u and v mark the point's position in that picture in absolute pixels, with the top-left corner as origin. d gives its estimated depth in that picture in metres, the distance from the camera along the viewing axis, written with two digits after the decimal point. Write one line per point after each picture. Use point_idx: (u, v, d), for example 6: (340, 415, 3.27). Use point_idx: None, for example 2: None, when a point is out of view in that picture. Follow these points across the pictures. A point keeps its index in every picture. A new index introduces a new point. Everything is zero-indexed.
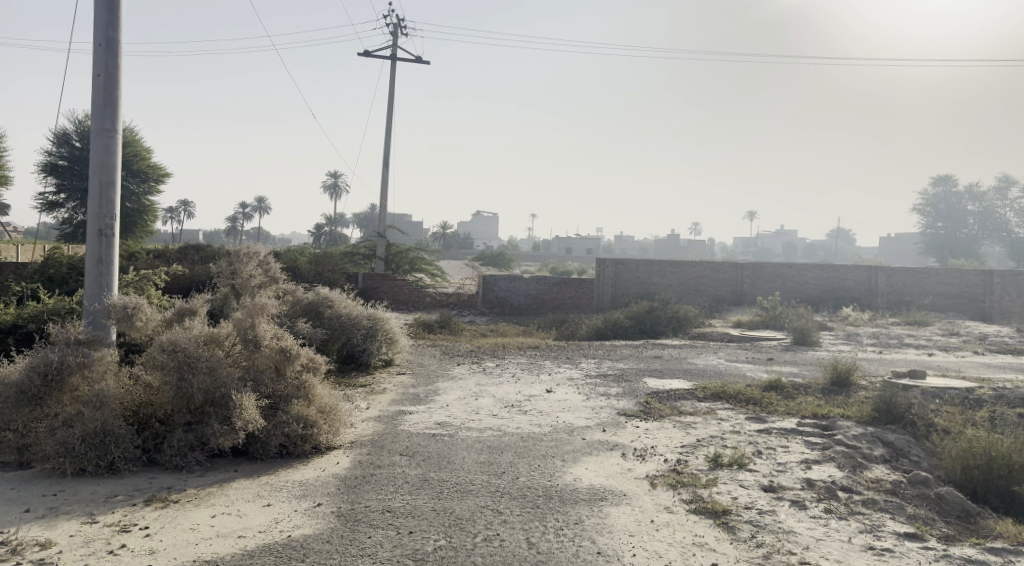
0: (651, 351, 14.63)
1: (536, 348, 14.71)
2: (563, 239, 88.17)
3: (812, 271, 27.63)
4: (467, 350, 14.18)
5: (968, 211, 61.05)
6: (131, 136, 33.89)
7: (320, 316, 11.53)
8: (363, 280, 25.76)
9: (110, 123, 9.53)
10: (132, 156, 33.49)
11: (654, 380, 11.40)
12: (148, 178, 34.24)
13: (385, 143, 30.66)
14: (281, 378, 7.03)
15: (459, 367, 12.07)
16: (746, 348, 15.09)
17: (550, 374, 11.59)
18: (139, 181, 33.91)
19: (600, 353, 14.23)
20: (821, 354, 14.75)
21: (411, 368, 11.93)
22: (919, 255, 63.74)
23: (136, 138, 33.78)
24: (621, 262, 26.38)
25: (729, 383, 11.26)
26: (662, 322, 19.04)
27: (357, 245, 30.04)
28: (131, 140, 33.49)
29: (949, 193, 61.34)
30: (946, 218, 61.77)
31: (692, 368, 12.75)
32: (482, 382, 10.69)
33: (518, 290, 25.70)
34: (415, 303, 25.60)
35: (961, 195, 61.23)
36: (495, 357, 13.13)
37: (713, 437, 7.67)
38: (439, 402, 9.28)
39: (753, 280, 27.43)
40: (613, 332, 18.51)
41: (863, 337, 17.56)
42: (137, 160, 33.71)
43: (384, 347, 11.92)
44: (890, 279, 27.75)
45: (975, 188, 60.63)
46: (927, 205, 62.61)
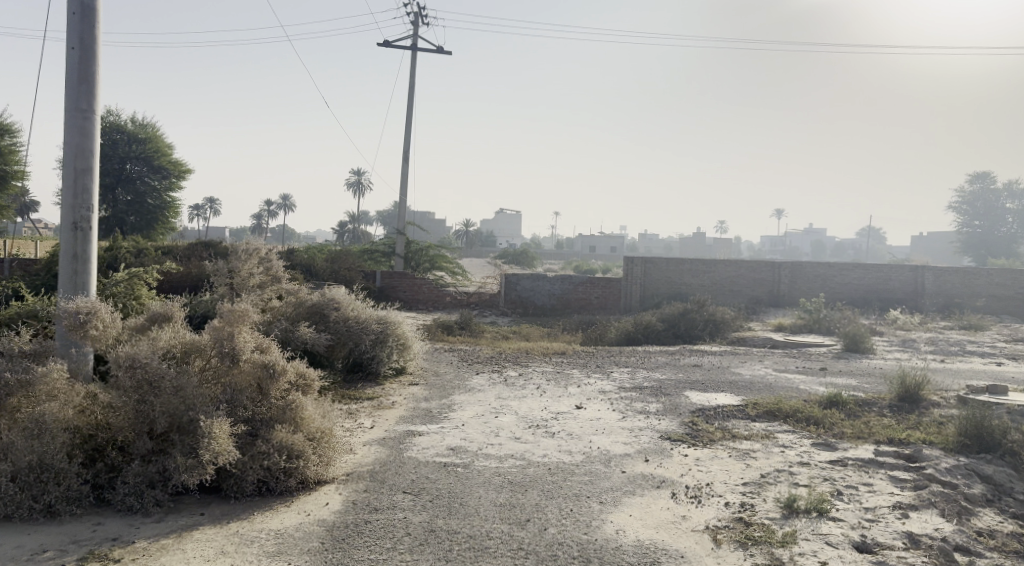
0: (689, 358, 13.35)
1: (563, 355, 13.47)
2: (587, 238, 86.82)
3: (854, 271, 26.09)
4: (488, 356, 13.01)
5: (1007, 209, 58.84)
6: (153, 131, 33.21)
7: (326, 320, 10.39)
8: (381, 278, 24.74)
9: (86, 101, 8.41)
10: (153, 152, 32.82)
11: (697, 394, 10.14)
12: (170, 175, 33.53)
13: (406, 136, 29.59)
14: (263, 399, 5.89)
15: (478, 376, 10.89)
16: (794, 356, 13.77)
17: (579, 386, 10.37)
18: (160, 177, 33.21)
19: (633, 361, 12.99)
20: (877, 364, 13.39)
21: (425, 377, 10.76)
22: (956, 254, 61.61)
23: (158, 134, 33.09)
24: (651, 260, 25.09)
25: (783, 398, 9.97)
26: (698, 324, 17.74)
27: (376, 242, 29.05)
28: (152, 136, 32.79)
29: (986, 191, 59.20)
30: (984, 216, 59.53)
31: (737, 379, 11.46)
32: (504, 395, 9.49)
33: (542, 289, 24.58)
34: (434, 302, 24.59)
35: (1000, 192, 59.06)
36: (518, 365, 11.94)
37: (779, 471, 6.41)
38: (454, 420, 8.10)
39: (791, 280, 25.98)
40: (644, 336, 17.27)
41: (919, 342, 16.15)
42: (157, 156, 33.02)
43: (396, 354, 10.78)
44: (938, 280, 26.17)
45: (1015, 185, 58.41)
46: (963, 203, 60.51)
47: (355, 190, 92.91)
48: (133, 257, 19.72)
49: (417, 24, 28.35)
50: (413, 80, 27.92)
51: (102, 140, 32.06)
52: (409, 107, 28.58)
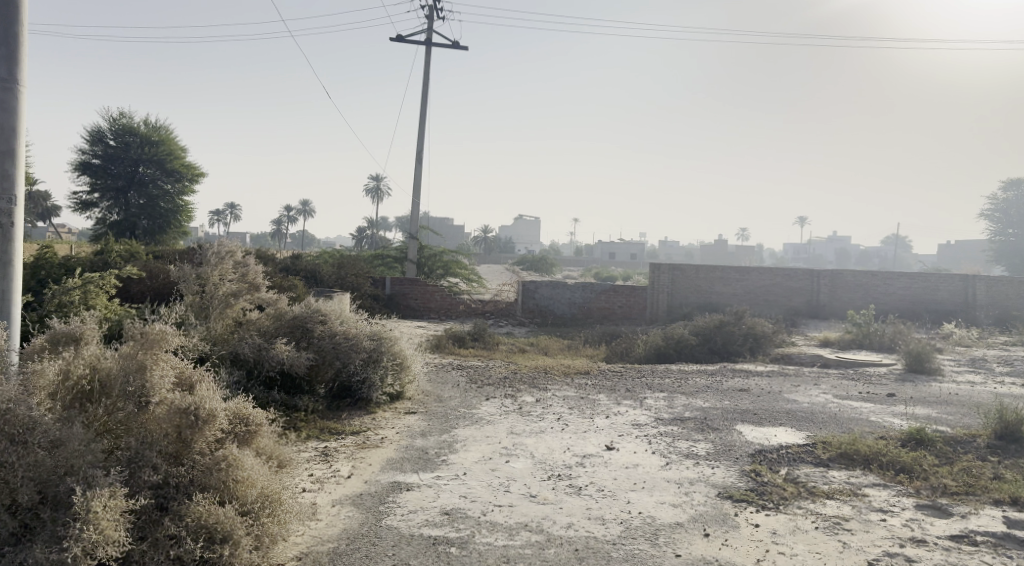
0: (732, 381, 11.59)
1: (587, 375, 11.75)
2: (608, 245, 84.98)
3: (899, 280, 24.17)
4: (501, 376, 11.37)
5: None
6: (167, 134, 31.97)
7: (310, 336, 8.76)
8: (391, 285, 23.13)
9: (4, 68, 5.93)
10: (166, 155, 31.52)
11: (751, 429, 8.40)
12: (182, 178, 32.24)
13: (420, 136, 28.09)
14: (183, 456, 4.36)
15: (488, 403, 9.21)
16: (854, 380, 12.01)
17: (607, 417, 8.66)
18: (172, 180, 31.91)
19: (667, 383, 11.28)
20: (950, 390, 11.59)
21: (425, 404, 9.09)
22: (990, 263, 59.27)
23: (171, 137, 31.81)
24: (679, 267, 23.35)
25: (858, 436, 8.24)
26: (736, 338, 15.98)
27: (388, 247, 27.51)
28: (165, 138, 31.50)
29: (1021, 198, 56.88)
30: (1018, 224, 56.98)
31: (794, 409, 9.70)
32: (517, 430, 7.82)
33: (563, 297, 22.95)
34: (447, 312, 23.11)
35: None
36: (536, 388, 10.29)
37: (890, 558, 4.75)
38: (454, 466, 6.41)
39: (830, 289, 24.09)
40: (676, 352, 15.55)
41: (989, 361, 14.34)
42: (171, 159, 31.71)
43: (392, 375, 9.13)
44: (991, 290, 24.23)
45: None
46: (997, 211, 58.25)
47: (372, 195, 91.75)
48: (124, 261, 18.26)
49: (431, 19, 26.86)
50: (426, 76, 26.37)
51: (114, 142, 30.75)
52: (423, 105, 27.03)
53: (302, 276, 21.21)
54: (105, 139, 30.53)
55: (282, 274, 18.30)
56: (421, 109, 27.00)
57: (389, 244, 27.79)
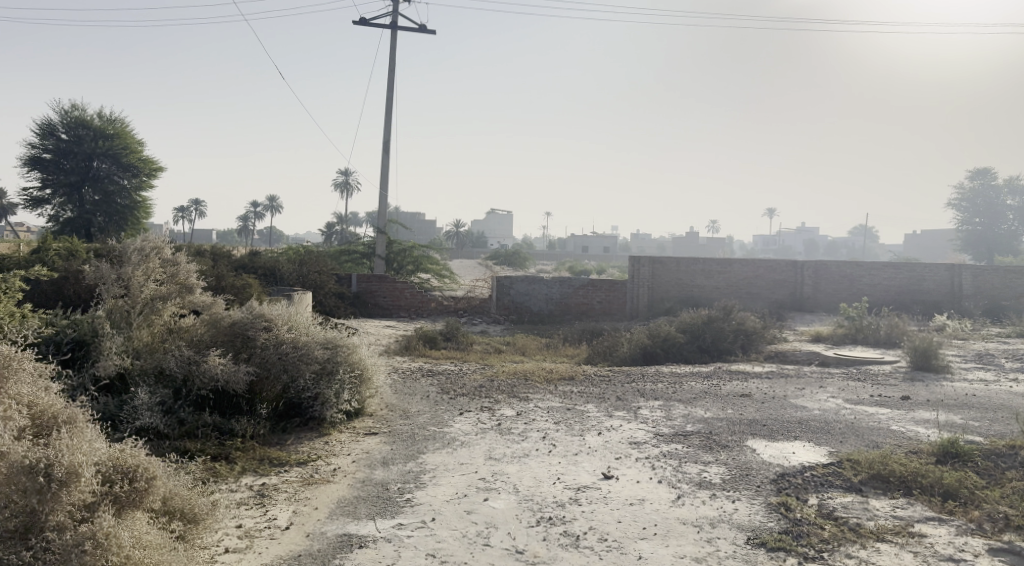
0: (730, 384, 10.50)
1: (571, 381, 10.61)
2: (579, 239, 84.11)
3: (884, 270, 23.36)
4: (476, 383, 10.18)
5: (1007, 205, 56.38)
6: (123, 127, 30.20)
7: (251, 347, 7.49)
8: (358, 283, 21.80)
9: None
10: (121, 149, 29.75)
11: (765, 446, 7.30)
12: (140, 174, 30.46)
13: (387, 126, 26.72)
14: (30, 534, 3.77)
15: (461, 419, 8.01)
16: (861, 382, 11.03)
17: (600, 434, 7.52)
18: (129, 176, 30.15)
19: (660, 388, 10.19)
20: (966, 391, 10.64)
21: (388, 422, 7.87)
22: (960, 253, 59.27)
23: (128, 130, 30.06)
24: (659, 260, 22.32)
25: (888, 452, 7.21)
26: (726, 336, 14.95)
27: (356, 242, 26.16)
28: (121, 131, 29.72)
29: (986, 187, 56.84)
30: (984, 213, 57.05)
31: (806, 419, 8.64)
32: (496, 454, 6.63)
33: (539, 293, 21.79)
34: (418, 310, 21.90)
35: (1001, 188, 56.61)
36: (515, 398, 9.14)
37: None
38: (421, 508, 5.20)
39: (815, 282, 23.24)
40: (663, 352, 14.47)
41: (994, 356, 13.47)
42: (126, 153, 29.91)
43: (349, 390, 7.87)
44: (976, 279, 23.53)
45: (1015, 180, 55.98)
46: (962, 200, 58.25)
47: (340, 190, 89.84)
48: (64, 259, 16.71)
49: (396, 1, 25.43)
50: (392, 62, 24.97)
51: (66, 136, 28.93)
52: (389, 92, 25.66)
53: (261, 275, 19.78)
54: (56, 132, 28.72)
55: (237, 274, 16.91)
56: (387, 97, 25.61)
57: (356, 240, 26.42)
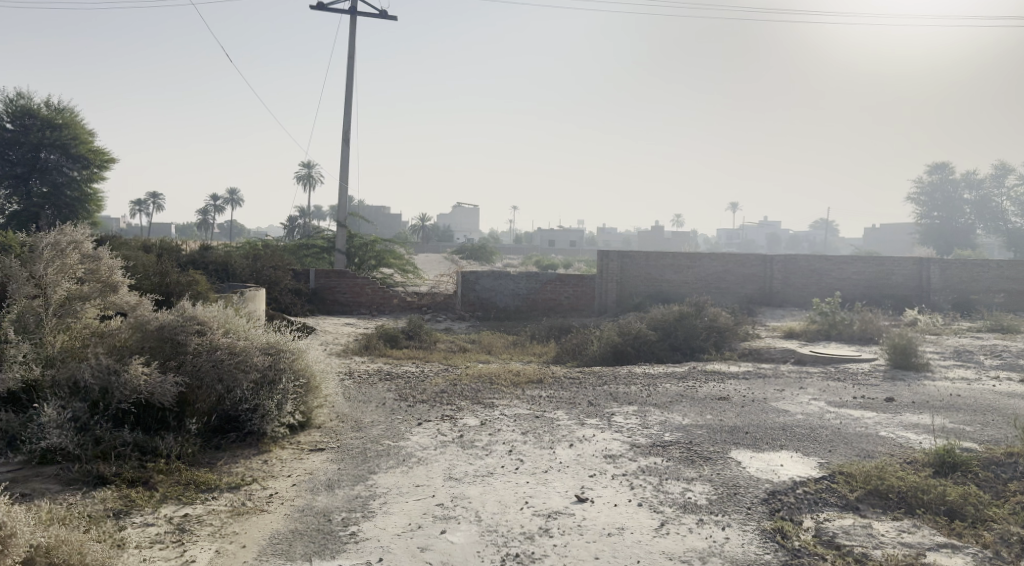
0: (707, 386, 9.93)
1: (540, 384, 9.94)
2: (546, 233, 83.54)
3: (853, 264, 23.11)
4: (437, 388, 9.47)
5: (964, 200, 57.02)
6: (72, 116, 28.79)
7: (182, 353, 6.70)
8: (316, 279, 20.93)
9: None
10: (70, 139, 28.31)
11: (750, 457, 6.72)
12: (91, 165, 29.01)
13: (347, 115, 25.76)
14: None
15: (419, 431, 7.31)
16: (842, 382, 10.53)
17: (572, 446, 6.88)
18: (78, 167, 28.70)
19: (633, 391, 9.58)
20: (948, 391, 10.20)
21: (337, 435, 7.16)
22: (919, 246, 59.89)
23: (77, 119, 28.62)
24: (628, 254, 21.80)
25: (882, 463, 6.68)
26: (698, 333, 14.43)
27: (316, 236, 25.20)
28: (69, 121, 28.28)
29: (944, 182, 57.45)
30: (942, 207, 57.70)
31: (790, 425, 8.09)
32: (457, 473, 5.95)
33: (505, 288, 21.11)
34: (380, 306, 21.12)
35: (957, 182, 57.23)
36: (479, 405, 8.46)
37: None
38: (366, 545, 4.53)
39: (783, 276, 22.92)
40: (634, 350, 13.88)
41: (971, 353, 13.11)
42: (76, 143, 28.48)
43: (293, 401, 7.14)
44: (944, 273, 23.34)
45: (971, 174, 56.60)
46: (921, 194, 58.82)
47: (303, 183, 88.14)
48: None
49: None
50: (352, 48, 24.00)
51: (11, 126, 27.48)
52: (349, 80, 24.70)
53: (213, 271, 18.82)
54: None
55: (185, 271, 15.97)
56: (347, 84, 24.63)
57: (315, 234, 25.45)
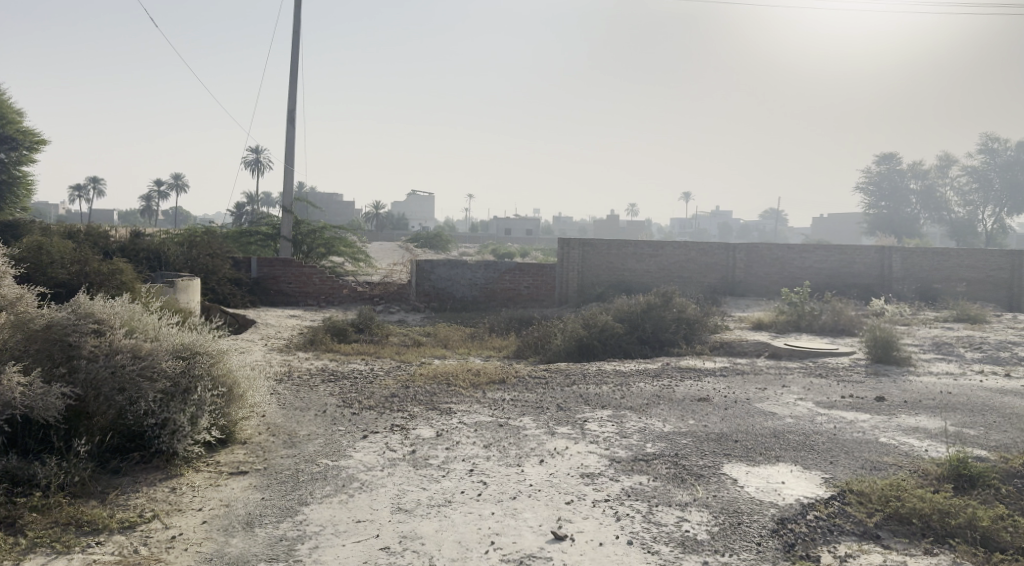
0: (684, 386, 9.08)
1: (501, 385, 8.98)
2: (502, 221, 82.61)
3: (815, 253, 22.67)
4: (389, 391, 8.45)
5: (911, 189, 57.78)
6: None
7: (74, 359, 5.65)
8: (259, 268, 19.58)
9: None
10: None
11: (745, 473, 5.86)
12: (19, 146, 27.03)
13: (294, 94, 24.36)
14: None
15: (364, 447, 6.30)
16: (826, 379, 9.79)
17: (542, 463, 5.96)
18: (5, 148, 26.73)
19: (606, 392, 8.69)
20: (936, 388, 9.53)
21: (265, 453, 6.16)
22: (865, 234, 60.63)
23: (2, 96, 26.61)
24: (589, 242, 21.00)
25: (895, 478, 5.87)
26: (668, 326, 13.67)
27: (261, 223, 23.79)
28: None
29: (892, 171, 58.17)
30: (890, 196, 58.38)
31: (781, 431, 7.26)
32: (407, 502, 4.98)
33: (461, 278, 20.08)
34: (328, 296, 19.93)
35: (905, 173, 57.96)
36: (435, 412, 7.48)
37: None
38: None
39: (746, 265, 22.37)
40: (600, 344, 13.02)
41: (951, 346, 12.53)
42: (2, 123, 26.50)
43: (212, 413, 6.13)
44: (906, 261, 23.00)
45: (918, 164, 57.31)
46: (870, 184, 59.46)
47: (252, 169, 85.38)
48: None
49: None
50: (298, 23, 22.57)
51: None
52: (296, 57, 23.26)
53: (145, 260, 17.41)
54: None
55: (111, 260, 14.62)
56: (293, 61, 23.21)
57: (261, 220, 24.04)
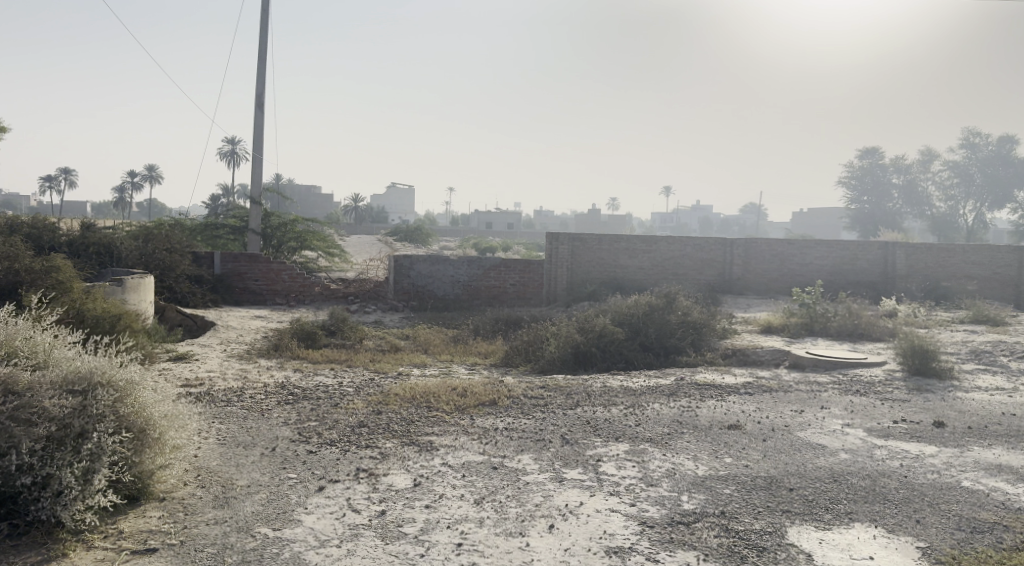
0: (707, 408, 7.67)
1: (492, 408, 7.53)
2: (483, 215, 81.11)
3: (816, 249, 21.40)
4: (356, 418, 6.99)
5: (893, 183, 56.64)
6: None
7: None
8: (222, 264, 17.94)
9: None
10: None
11: (821, 544, 4.48)
12: None
13: (264, 77, 22.69)
14: None
15: (320, 506, 4.85)
16: (868, 397, 8.44)
17: (553, 530, 4.53)
18: None
19: (618, 417, 7.29)
20: (996, 408, 8.20)
21: (188, 516, 4.68)
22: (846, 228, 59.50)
23: None
24: (579, 236, 19.59)
25: (1010, 550, 4.50)
26: (673, 331, 12.30)
27: (227, 215, 22.14)
28: None
29: (875, 166, 56.94)
30: (872, 192, 56.95)
31: (841, 472, 5.89)
32: None
33: (443, 275, 18.59)
34: (299, 295, 18.39)
35: (887, 167, 56.89)
36: (412, 450, 6.04)
37: None
38: None
39: (744, 261, 21.05)
40: (598, 352, 11.61)
41: (989, 353, 11.28)
42: None
43: (116, 464, 4.65)
44: (910, 258, 21.83)
45: (901, 159, 56.30)
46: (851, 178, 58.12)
47: (229, 161, 83.60)
48: None
49: None
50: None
51: None
52: (265, 37, 21.56)
53: (95, 255, 15.75)
54: None
55: (49, 256, 12.97)
56: (263, 40, 21.54)
57: (228, 213, 22.39)
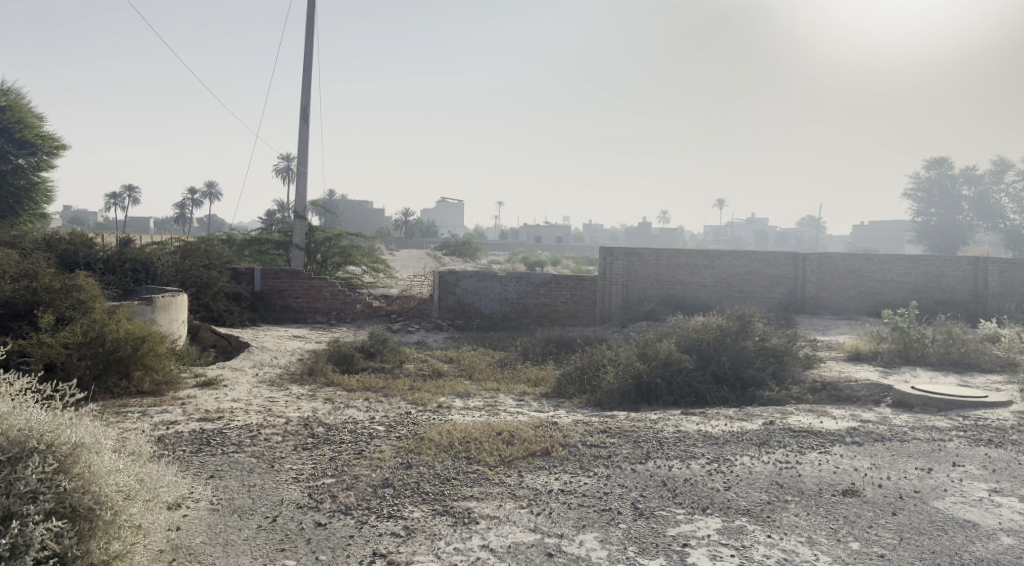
0: (809, 463, 6.25)
1: (544, 461, 6.22)
2: (533, 229, 79.85)
3: (898, 265, 19.51)
4: (380, 472, 5.78)
5: (963, 195, 53.39)
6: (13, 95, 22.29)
7: None
8: (262, 281, 17.06)
9: None
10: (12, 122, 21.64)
11: None
12: (39, 151, 22.44)
13: (309, 87, 21.89)
14: None
15: None
16: (1005, 449, 6.89)
17: None
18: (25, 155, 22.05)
19: (701, 474, 5.91)
20: None
21: None
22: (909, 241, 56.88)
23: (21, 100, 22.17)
24: (635, 251, 18.22)
25: None
26: (749, 359, 10.84)
27: (270, 230, 21.32)
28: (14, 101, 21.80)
29: (943, 176, 53.89)
30: (940, 204, 54.10)
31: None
32: None
33: (490, 292, 17.41)
34: (340, 313, 17.41)
35: (957, 177, 53.70)
36: (446, 524, 4.78)
37: None
38: None
39: (818, 278, 19.30)
40: (664, 384, 10.21)
41: None
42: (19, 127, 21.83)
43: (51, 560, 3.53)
44: (1003, 274, 19.80)
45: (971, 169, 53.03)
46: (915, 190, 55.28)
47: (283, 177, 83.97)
48: None
49: None
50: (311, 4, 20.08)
51: None
52: (310, 44, 20.74)
53: (131, 271, 14.87)
54: None
55: (73, 274, 12.06)
56: (308, 47, 20.72)
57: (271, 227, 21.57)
